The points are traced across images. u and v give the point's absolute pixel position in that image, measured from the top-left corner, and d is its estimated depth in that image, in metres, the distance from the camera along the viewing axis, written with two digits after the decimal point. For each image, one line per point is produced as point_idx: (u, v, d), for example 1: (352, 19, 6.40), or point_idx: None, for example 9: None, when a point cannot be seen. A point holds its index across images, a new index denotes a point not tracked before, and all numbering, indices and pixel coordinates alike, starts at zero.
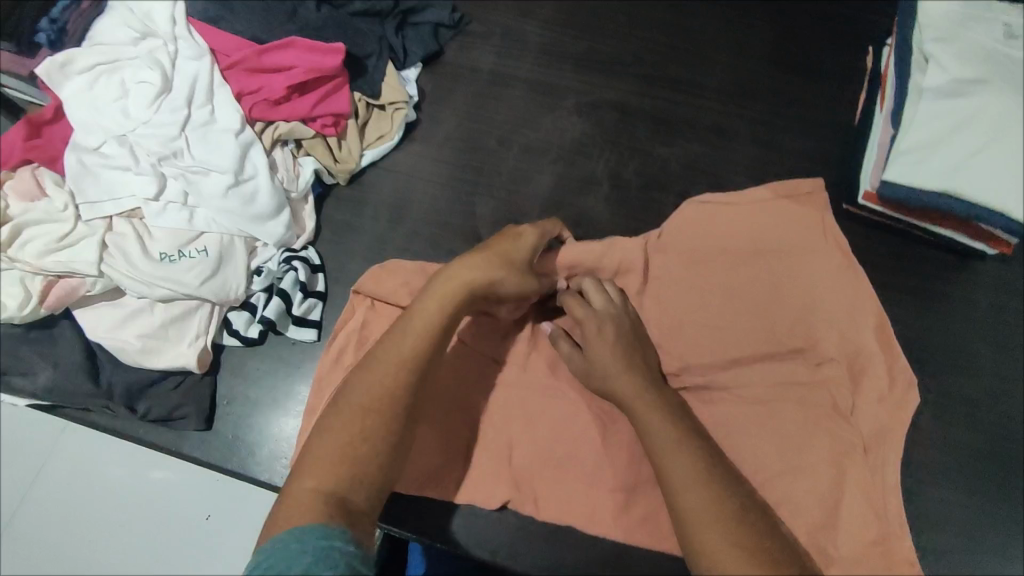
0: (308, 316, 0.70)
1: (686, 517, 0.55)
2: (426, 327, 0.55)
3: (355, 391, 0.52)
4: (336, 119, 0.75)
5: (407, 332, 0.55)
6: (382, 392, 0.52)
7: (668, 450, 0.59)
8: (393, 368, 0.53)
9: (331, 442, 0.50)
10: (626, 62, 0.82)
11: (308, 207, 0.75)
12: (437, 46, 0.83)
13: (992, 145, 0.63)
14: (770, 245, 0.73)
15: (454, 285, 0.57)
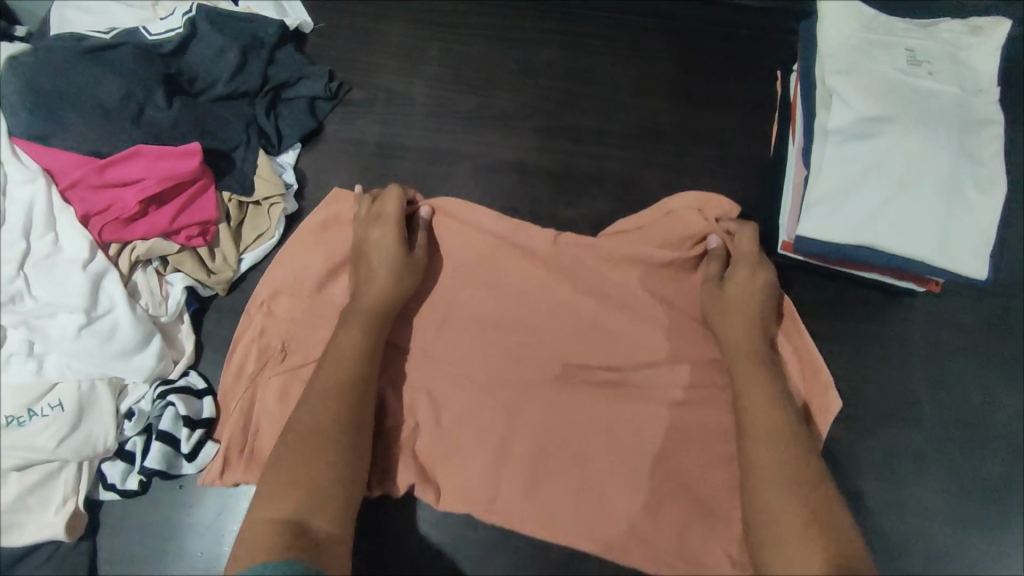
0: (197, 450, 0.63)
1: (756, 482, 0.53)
2: (348, 361, 0.59)
3: (299, 424, 0.56)
4: (204, 228, 0.68)
5: (327, 366, 0.59)
6: (322, 424, 0.56)
7: (758, 418, 0.56)
8: (326, 402, 0.57)
9: (282, 471, 0.53)
10: (521, 116, 0.79)
11: (184, 327, 0.68)
12: (315, 122, 0.78)
13: (902, 192, 0.60)
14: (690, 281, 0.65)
15: (367, 319, 0.61)
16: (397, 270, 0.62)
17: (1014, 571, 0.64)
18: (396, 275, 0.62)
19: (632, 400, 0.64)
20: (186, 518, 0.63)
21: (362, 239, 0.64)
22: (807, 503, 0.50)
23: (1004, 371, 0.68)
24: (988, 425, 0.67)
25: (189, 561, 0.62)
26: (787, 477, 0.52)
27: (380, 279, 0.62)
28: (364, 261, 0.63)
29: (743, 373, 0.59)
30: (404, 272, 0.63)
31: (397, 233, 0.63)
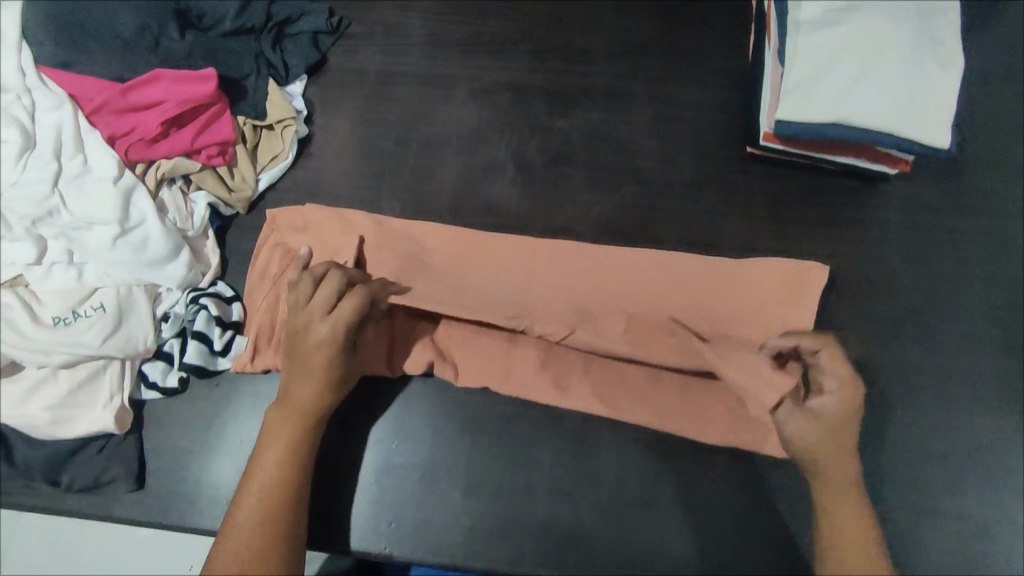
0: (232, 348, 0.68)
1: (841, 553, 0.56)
2: (277, 454, 0.60)
3: (236, 525, 0.57)
4: (222, 148, 0.72)
5: (254, 482, 0.59)
6: (257, 537, 0.56)
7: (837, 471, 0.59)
8: (255, 492, 0.58)
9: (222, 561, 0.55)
10: (514, 41, 0.83)
11: (210, 242, 0.72)
12: (319, 54, 0.82)
13: (868, 73, 0.65)
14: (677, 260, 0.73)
15: (295, 441, 0.60)
16: (332, 366, 0.62)
17: (1004, 421, 0.67)
18: (322, 370, 0.61)
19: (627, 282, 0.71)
20: (224, 409, 0.68)
21: (293, 332, 0.63)
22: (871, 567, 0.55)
23: (977, 245, 0.72)
24: (965, 295, 0.71)
25: (223, 448, 0.67)
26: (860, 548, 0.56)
27: (308, 381, 0.61)
28: (297, 355, 0.62)
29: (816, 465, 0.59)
30: (332, 368, 0.62)
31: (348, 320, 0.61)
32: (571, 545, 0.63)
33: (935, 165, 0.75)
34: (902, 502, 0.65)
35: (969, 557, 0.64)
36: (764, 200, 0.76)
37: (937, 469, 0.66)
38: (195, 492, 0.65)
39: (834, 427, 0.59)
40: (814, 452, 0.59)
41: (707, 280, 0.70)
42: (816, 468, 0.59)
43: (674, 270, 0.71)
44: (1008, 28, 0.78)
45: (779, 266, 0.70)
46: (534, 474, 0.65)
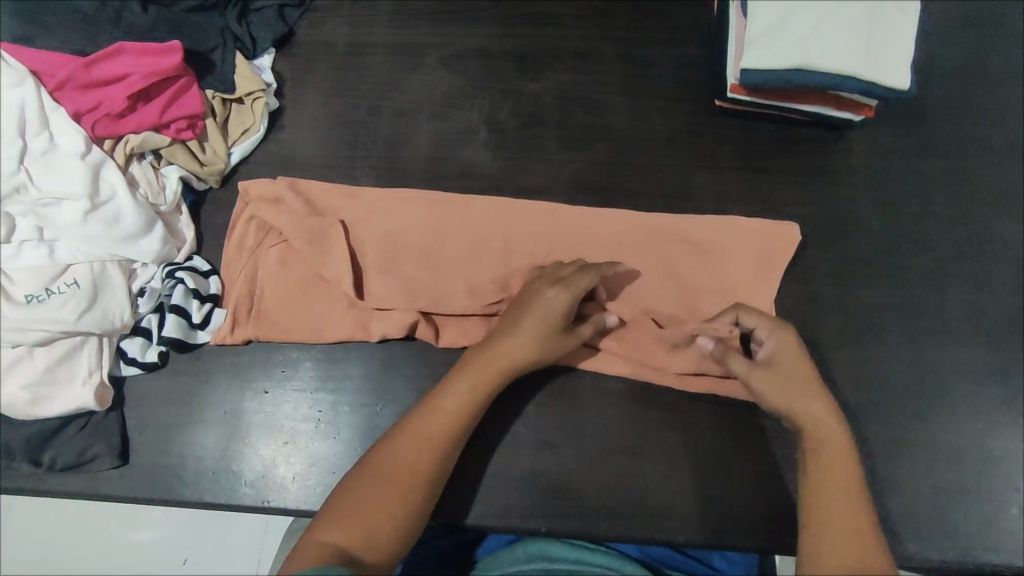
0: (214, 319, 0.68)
1: (819, 492, 0.56)
2: (471, 394, 0.60)
3: (382, 458, 0.56)
4: (192, 122, 0.72)
5: (427, 417, 0.58)
6: (402, 477, 0.55)
7: (816, 424, 0.59)
8: (439, 428, 0.58)
9: (367, 489, 0.54)
10: (482, 7, 0.83)
11: (183, 217, 0.72)
12: (286, 27, 0.81)
13: (827, 20, 0.67)
14: (656, 228, 0.72)
15: (484, 387, 0.60)
16: (551, 336, 0.62)
17: (973, 353, 0.69)
18: (546, 339, 0.62)
19: (604, 238, 0.72)
20: (204, 382, 0.67)
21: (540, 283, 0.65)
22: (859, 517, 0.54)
23: (940, 185, 0.74)
24: (931, 234, 0.73)
25: (207, 421, 0.66)
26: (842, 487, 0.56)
27: (530, 342, 0.61)
28: (524, 300, 0.64)
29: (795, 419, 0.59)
30: (555, 342, 0.62)
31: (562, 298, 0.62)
32: (559, 494, 0.64)
33: (898, 110, 0.77)
34: (877, 435, 0.67)
35: (943, 484, 0.66)
36: (734, 152, 0.77)
37: (911, 403, 0.68)
38: (180, 466, 0.65)
39: (781, 373, 0.60)
40: (779, 394, 0.60)
41: (679, 244, 0.72)
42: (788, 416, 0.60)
43: (647, 225, 0.72)
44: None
45: (746, 230, 0.72)
46: (520, 427, 0.66)
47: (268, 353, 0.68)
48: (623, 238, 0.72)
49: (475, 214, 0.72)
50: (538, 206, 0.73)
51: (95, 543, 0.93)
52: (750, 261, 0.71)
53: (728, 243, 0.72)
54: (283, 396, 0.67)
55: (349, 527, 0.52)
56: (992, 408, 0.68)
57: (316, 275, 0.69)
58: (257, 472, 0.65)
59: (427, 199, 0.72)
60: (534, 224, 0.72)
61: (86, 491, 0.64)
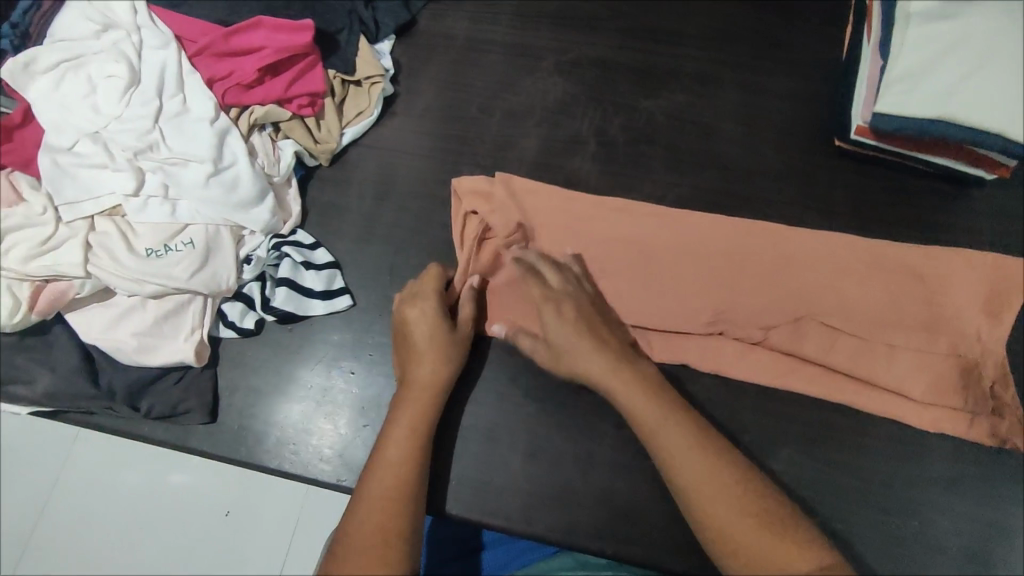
0: (321, 290, 0.70)
1: (658, 434, 0.56)
2: (407, 432, 0.59)
3: (355, 523, 0.53)
4: (312, 99, 0.73)
5: (384, 470, 0.56)
6: (381, 528, 0.52)
7: (621, 382, 0.60)
8: (398, 474, 0.56)
9: (358, 543, 0.51)
10: (602, 17, 0.82)
11: (292, 190, 0.74)
12: (409, 16, 0.82)
13: (978, 71, 0.63)
14: (868, 257, 0.70)
15: (423, 415, 0.60)
16: (455, 342, 0.64)
17: None
18: (442, 347, 0.63)
19: (711, 254, 0.70)
20: (295, 354, 0.69)
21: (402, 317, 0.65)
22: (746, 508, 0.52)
23: None
24: None
25: (294, 393, 0.68)
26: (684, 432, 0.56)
27: (440, 351, 0.63)
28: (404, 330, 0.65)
29: (645, 410, 0.58)
30: (453, 345, 0.64)
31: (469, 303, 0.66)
32: (630, 520, 0.63)
33: None
34: (970, 513, 0.63)
35: None
36: (848, 194, 0.74)
37: (1009, 485, 0.64)
38: (263, 432, 0.67)
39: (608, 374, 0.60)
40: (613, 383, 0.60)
41: (892, 277, 0.69)
42: (625, 400, 0.59)
43: (835, 257, 0.70)
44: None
45: (974, 267, 0.68)
46: (597, 445, 0.65)
47: (359, 335, 0.70)
48: (732, 251, 0.70)
49: (580, 214, 0.72)
50: (644, 208, 0.72)
51: (138, 486, 0.92)
52: (873, 293, 0.68)
53: (851, 269, 0.69)
54: (368, 379, 0.68)
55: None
56: None
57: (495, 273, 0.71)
58: (335, 450, 0.66)
59: (559, 196, 0.73)
60: (640, 228, 0.72)
61: (174, 442, 0.67)
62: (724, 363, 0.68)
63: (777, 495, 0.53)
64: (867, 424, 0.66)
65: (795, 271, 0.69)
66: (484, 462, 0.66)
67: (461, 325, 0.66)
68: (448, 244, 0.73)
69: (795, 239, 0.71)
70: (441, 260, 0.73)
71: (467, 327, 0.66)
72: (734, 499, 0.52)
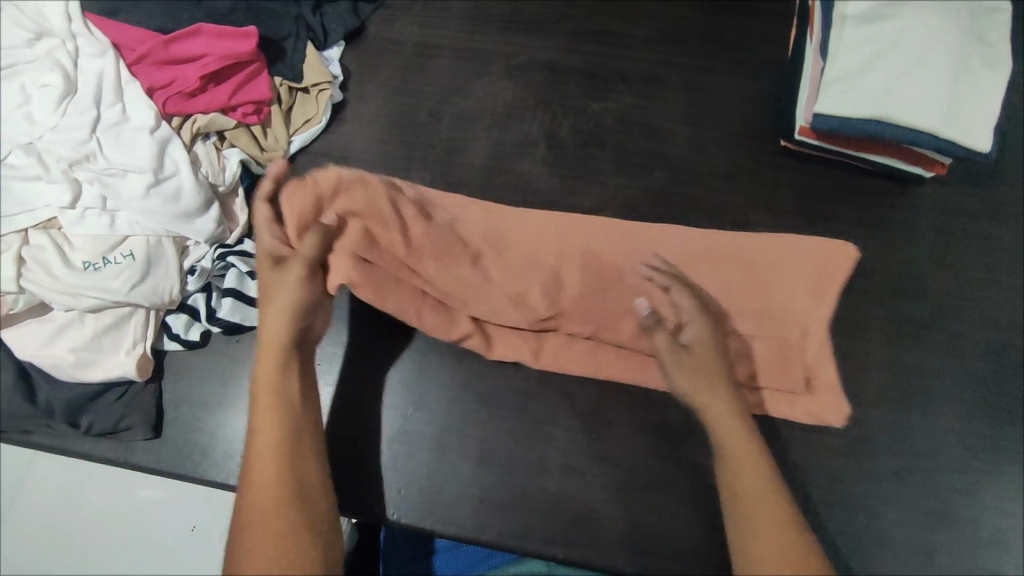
0: None
1: (749, 512, 0.54)
2: (269, 415, 0.55)
3: (242, 524, 0.50)
4: (258, 107, 0.73)
5: (255, 461, 0.53)
6: (270, 520, 0.50)
7: (726, 427, 0.58)
8: (262, 462, 0.53)
9: (257, 516, 0.50)
10: (553, 20, 0.82)
11: (239, 199, 0.73)
12: (358, 21, 0.81)
13: (911, 71, 0.65)
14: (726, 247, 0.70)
15: (282, 372, 0.57)
16: (295, 290, 0.59)
17: None
18: (282, 303, 0.58)
19: (645, 257, 0.70)
20: (241, 366, 0.68)
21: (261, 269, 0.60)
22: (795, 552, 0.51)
23: (1007, 252, 0.72)
24: (994, 302, 0.70)
25: (240, 405, 0.67)
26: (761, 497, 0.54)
27: (281, 304, 0.58)
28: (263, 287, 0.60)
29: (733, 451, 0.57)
30: (291, 289, 0.58)
31: (276, 233, 0.61)
32: (580, 523, 0.63)
33: (971, 170, 0.74)
34: (915, 505, 0.64)
35: (983, 566, 0.62)
36: (794, 194, 0.75)
37: (955, 475, 0.64)
38: (209, 445, 0.66)
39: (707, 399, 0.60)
40: (712, 408, 0.60)
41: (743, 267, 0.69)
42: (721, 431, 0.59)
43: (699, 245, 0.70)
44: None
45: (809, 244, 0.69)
46: (548, 450, 0.65)
47: None
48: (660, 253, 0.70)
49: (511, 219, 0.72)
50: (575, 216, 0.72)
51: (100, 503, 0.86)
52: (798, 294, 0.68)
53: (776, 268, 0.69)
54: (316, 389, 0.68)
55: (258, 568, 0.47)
56: None
57: None
58: None
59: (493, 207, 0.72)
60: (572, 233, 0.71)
61: (116, 458, 0.65)
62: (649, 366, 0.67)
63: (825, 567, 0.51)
64: (816, 420, 0.67)
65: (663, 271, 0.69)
66: (434, 470, 0.65)
67: (288, 266, 0.59)
68: None
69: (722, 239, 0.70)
70: None
71: (298, 266, 0.59)
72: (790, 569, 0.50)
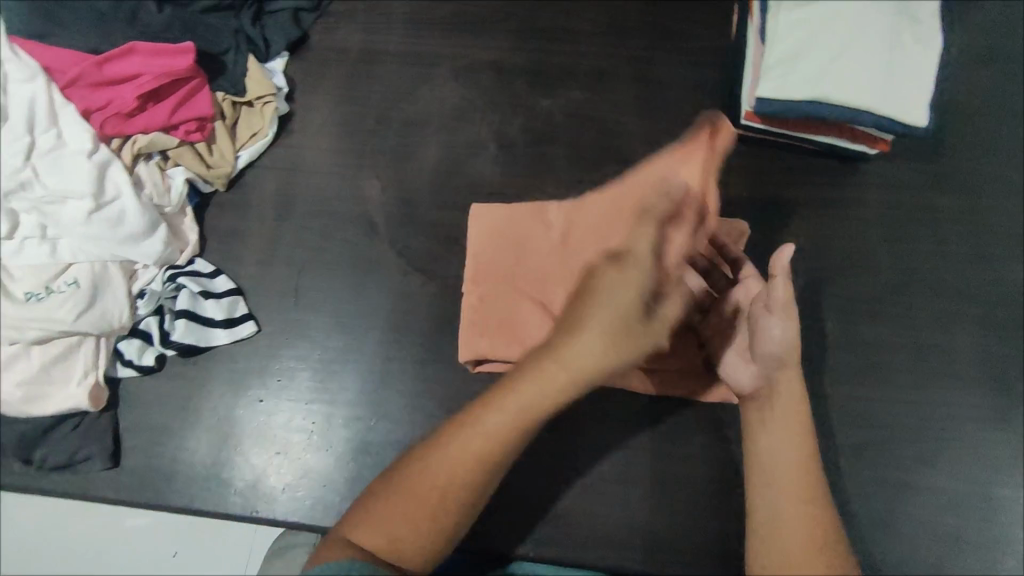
0: (223, 318, 0.68)
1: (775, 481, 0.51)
2: (563, 370, 0.50)
3: (433, 469, 0.49)
4: (201, 123, 0.71)
5: (503, 410, 0.50)
6: (457, 483, 0.49)
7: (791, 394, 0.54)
8: (528, 408, 0.50)
9: (412, 493, 0.49)
10: (498, 20, 0.82)
11: (188, 219, 0.72)
12: (300, 32, 0.80)
13: (848, 51, 0.66)
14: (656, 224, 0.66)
15: (545, 399, 0.50)
16: (626, 335, 0.49)
17: (984, 395, 0.67)
18: (608, 335, 0.49)
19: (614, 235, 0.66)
20: (199, 389, 0.67)
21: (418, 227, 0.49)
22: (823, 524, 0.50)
23: (952, 222, 0.73)
24: (942, 271, 0.72)
25: (200, 427, 0.66)
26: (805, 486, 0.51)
27: (603, 347, 0.49)
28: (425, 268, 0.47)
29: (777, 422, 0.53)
30: (631, 335, 0.49)
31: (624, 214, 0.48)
32: (548, 519, 0.64)
33: (914, 145, 0.75)
34: (877, 477, 0.65)
35: (942, 530, 0.64)
36: (744, 179, 0.76)
37: (913, 444, 0.66)
38: (170, 471, 0.64)
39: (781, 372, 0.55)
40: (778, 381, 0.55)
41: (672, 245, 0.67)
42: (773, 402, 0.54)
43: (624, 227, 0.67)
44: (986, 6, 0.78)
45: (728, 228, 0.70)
46: None
47: (265, 362, 0.68)
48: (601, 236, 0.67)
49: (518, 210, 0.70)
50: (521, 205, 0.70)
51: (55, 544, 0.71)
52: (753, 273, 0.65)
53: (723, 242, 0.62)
54: (277, 406, 0.67)
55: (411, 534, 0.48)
56: (1004, 455, 0.66)
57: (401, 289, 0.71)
58: (247, 481, 0.65)
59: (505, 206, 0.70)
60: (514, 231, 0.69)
61: (75, 491, 0.64)
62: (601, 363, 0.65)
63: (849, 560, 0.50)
64: None
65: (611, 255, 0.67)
66: None
67: (654, 324, 0.51)
68: (353, 260, 0.72)
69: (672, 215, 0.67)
70: (348, 276, 0.71)
71: (648, 338, 0.51)
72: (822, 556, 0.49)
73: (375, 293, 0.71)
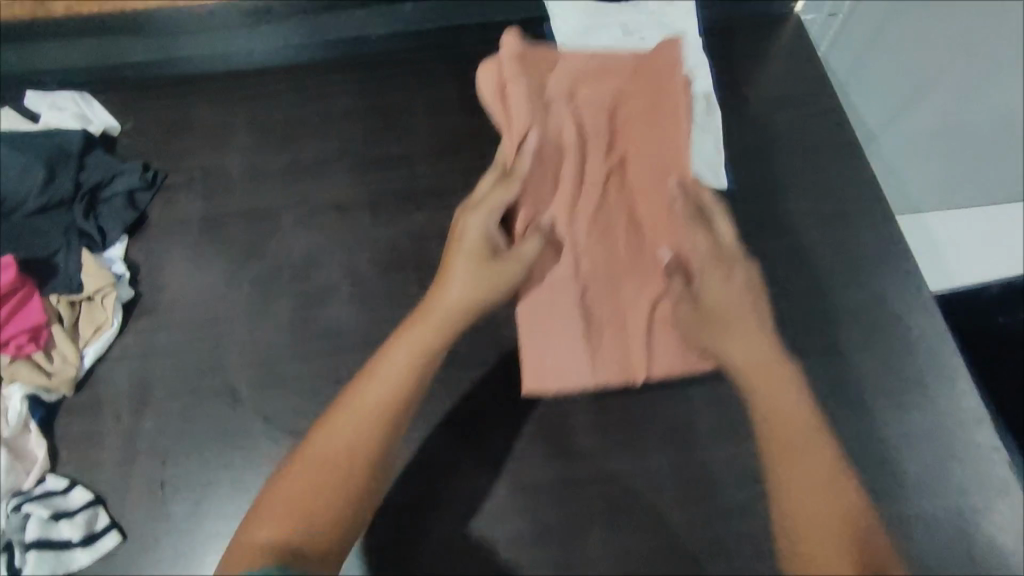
0: (83, 537, 0.64)
1: (793, 503, 0.54)
2: (466, 281, 0.63)
3: (318, 440, 0.57)
4: (35, 333, 0.70)
5: (394, 363, 0.60)
6: (349, 438, 0.56)
7: (784, 431, 0.57)
8: (391, 381, 0.59)
9: (301, 472, 0.55)
10: (332, 160, 0.85)
11: (33, 437, 0.68)
12: (136, 213, 0.81)
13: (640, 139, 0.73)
14: (642, 217, 0.72)
15: (416, 355, 0.60)
16: (493, 269, 0.64)
17: (853, 423, 0.69)
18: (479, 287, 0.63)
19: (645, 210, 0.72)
20: None
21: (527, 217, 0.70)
22: (852, 553, 0.50)
23: (787, 261, 0.77)
24: (790, 311, 0.75)
25: None
26: (829, 474, 0.55)
27: (477, 272, 0.64)
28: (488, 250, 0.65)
29: (797, 450, 0.56)
30: (498, 275, 0.64)
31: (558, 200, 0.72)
32: None
33: (735, 198, 0.81)
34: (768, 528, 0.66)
35: None
36: None
37: None
38: None
39: (774, 386, 0.59)
40: (778, 404, 0.59)
41: (653, 231, 0.71)
42: (772, 420, 0.58)
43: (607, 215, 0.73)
44: (758, 71, 0.89)
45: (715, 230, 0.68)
46: None
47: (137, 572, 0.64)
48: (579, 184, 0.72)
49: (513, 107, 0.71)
50: (495, 111, 0.74)
51: None
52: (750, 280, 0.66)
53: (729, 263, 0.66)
54: None
55: (268, 531, 0.52)
56: (885, 479, 0.67)
57: (272, 456, 0.68)
58: None
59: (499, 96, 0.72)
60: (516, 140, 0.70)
61: None
62: (552, 325, 0.69)
63: (852, 563, 0.49)
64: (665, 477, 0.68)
65: (597, 220, 0.72)
66: None
67: (512, 257, 0.65)
68: (219, 436, 0.69)
69: (660, 201, 0.71)
70: (214, 455, 0.68)
71: (519, 267, 0.65)
72: (831, 539, 0.51)
73: (246, 466, 0.68)
